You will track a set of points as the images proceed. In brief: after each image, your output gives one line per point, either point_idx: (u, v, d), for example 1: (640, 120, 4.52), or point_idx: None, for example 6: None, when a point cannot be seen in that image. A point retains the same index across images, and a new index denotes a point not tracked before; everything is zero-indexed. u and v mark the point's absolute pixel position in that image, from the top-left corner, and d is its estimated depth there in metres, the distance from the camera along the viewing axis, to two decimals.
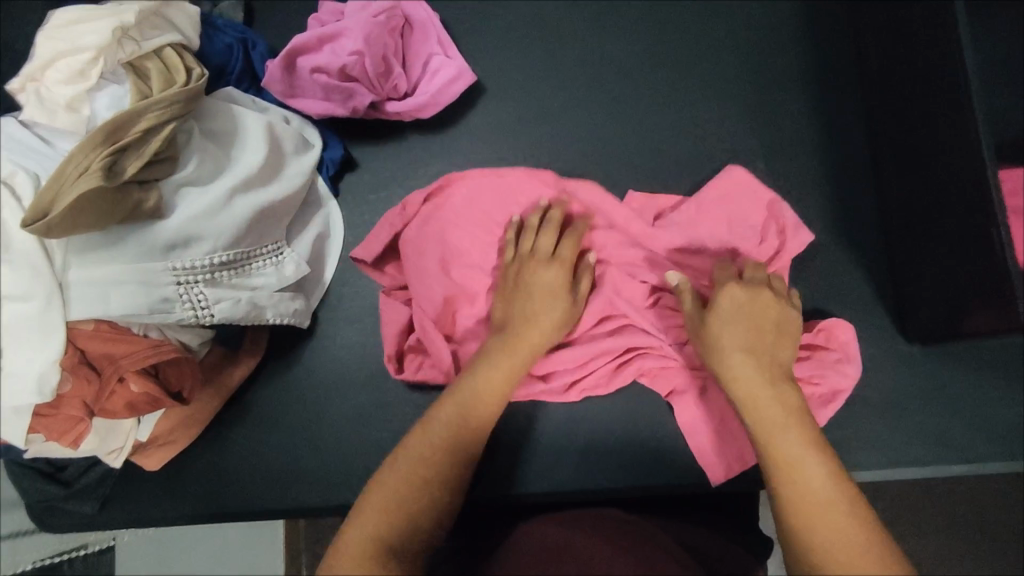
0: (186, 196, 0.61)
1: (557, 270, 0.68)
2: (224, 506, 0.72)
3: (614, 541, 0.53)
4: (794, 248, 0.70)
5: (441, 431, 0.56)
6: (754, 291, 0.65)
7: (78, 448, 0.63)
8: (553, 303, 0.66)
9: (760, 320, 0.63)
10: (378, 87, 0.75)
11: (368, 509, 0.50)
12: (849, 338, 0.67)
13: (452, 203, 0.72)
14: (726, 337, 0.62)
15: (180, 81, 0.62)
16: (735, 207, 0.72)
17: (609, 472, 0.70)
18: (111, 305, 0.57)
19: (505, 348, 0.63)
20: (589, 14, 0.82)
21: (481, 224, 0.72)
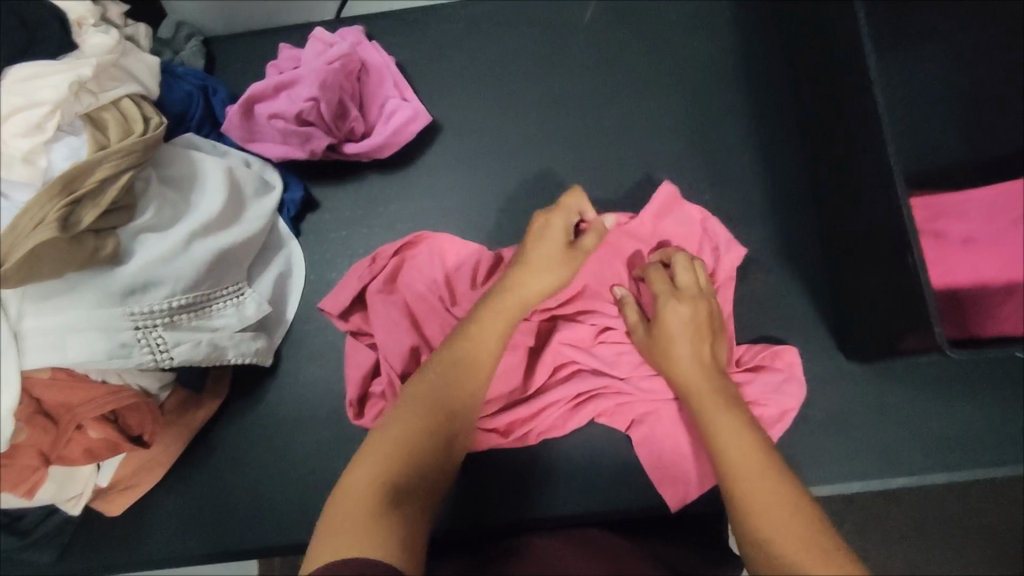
0: (145, 241, 0.62)
1: (556, 219, 0.70)
2: (187, 548, 0.71)
3: (578, 548, 0.58)
4: (728, 265, 0.74)
5: (433, 398, 0.59)
6: (694, 304, 0.68)
7: (35, 497, 0.62)
8: (550, 250, 0.69)
9: (701, 329, 0.68)
10: (335, 131, 0.77)
11: (366, 465, 0.52)
12: (794, 361, 0.71)
13: (416, 262, 0.75)
14: (676, 347, 0.66)
15: (138, 131, 0.64)
16: (668, 231, 0.76)
17: (570, 499, 0.71)
18: (68, 353, 0.57)
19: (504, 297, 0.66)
20: (539, 56, 0.86)
21: (434, 283, 0.74)
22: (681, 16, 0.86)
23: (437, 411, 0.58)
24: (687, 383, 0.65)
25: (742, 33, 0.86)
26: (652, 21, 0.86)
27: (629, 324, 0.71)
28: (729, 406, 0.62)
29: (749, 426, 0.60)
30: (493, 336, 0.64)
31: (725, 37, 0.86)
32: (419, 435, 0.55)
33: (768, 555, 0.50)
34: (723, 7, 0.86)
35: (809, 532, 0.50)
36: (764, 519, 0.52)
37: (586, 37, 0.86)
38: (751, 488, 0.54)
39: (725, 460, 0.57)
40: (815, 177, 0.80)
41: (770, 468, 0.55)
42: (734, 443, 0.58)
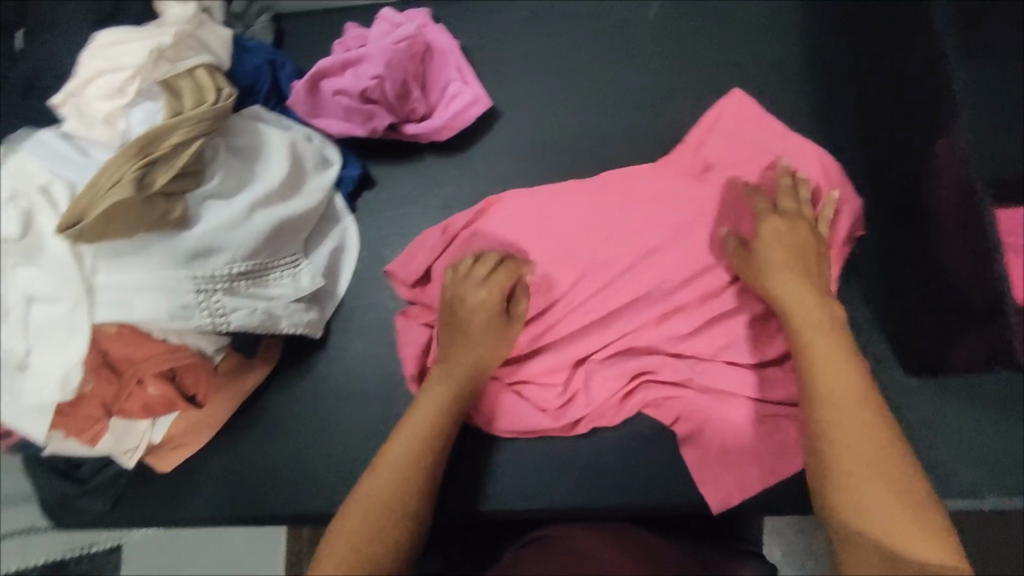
0: (211, 207, 0.64)
1: (489, 291, 0.70)
2: (231, 510, 0.73)
3: (620, 551, 0.60)
4: (848, 213, 0.73)
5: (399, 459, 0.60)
6: (795, 224, 0.67)
7: (95, 447, 0.64)
8: (488, 322, 0.69)
9: (804, 248, 0.66)
10: (398, 110, 0.78)
11: (338, 542, 0.53)
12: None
13: (493, 226, 0.75)
14: (773, 264, 0.65)
15: (210, 100, 0.65)
16: (793, 159, 0.74)
17: (607, 493, 0.71)
18: (134, 310, 0.59)
19: (448, 374, 0.67)
20: (605, 45, 0.85)
21: (534, 232, 0.75)
22: (751, 15, 0.84)
23: (404, 482, 0.59)
24: (785, 303, 0.63)
25: (817, 36, 0.83)
26: (721, 19, 0.84)
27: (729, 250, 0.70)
28: (831, 331, 0.60)
29: (849, 357, 0.58)
30: (446, 409, 0.65)
31: (796, 38, 0.83)
32: (388, 509, 0.56)
33: (846, 486, 0.50)
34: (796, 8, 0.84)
35: (896, 471, 0.50)
36: (853, 449, 0.52)
37: (652, 31, 0.85)
38: (844, 415, 0.54)
39: (814, 394, 0.56)
40: (875, 184, 0.77)
41: (864, 402, 0.54)
42: (835, 372, 0.57)
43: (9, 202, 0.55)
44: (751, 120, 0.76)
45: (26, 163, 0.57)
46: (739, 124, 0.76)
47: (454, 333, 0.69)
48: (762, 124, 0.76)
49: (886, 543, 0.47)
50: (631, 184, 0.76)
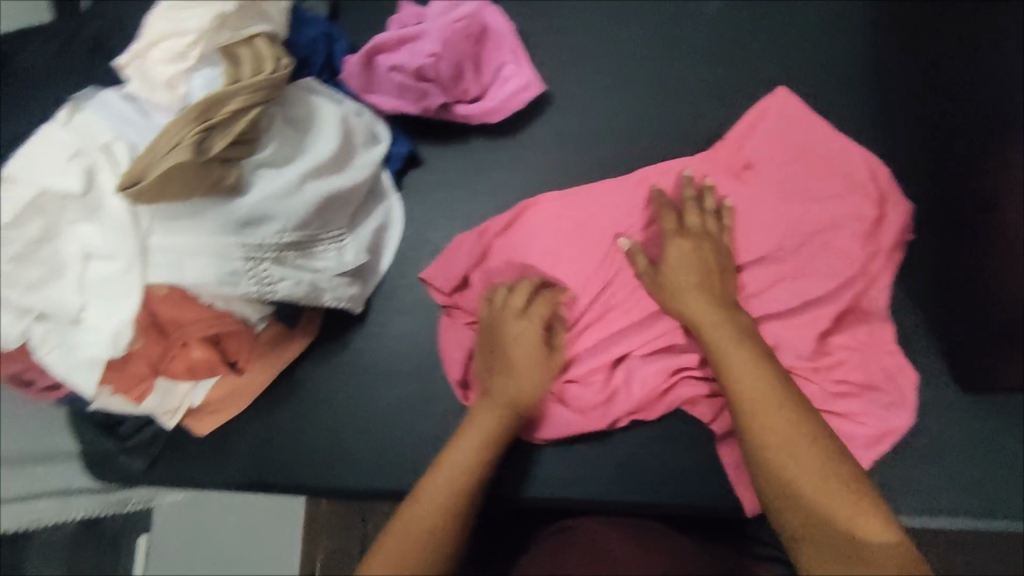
0: (263, 175, 0.65)
1: (526, 322, 0.69)
2: (264, 477, 0.74)
3: (654, 552, 0.59)
4: (896, 219, 0.73)
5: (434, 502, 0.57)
6: (698, 240, 0.69)
7: (140, 405, 0.66)
8: (527, 354, 0.68)
9: (708, 266, 0.68)
10: (450, 90, 0.78)
11: None
12: (912, 399, 0.68)
13: (533, 226, 0.75)
14: (683, 279, 0.67)
15: (269, 69, 0.64)
16: (835, 161, 0.74)
17: (642, 488, 0.70)
18: (185, 273, 0.60)
19: (488, 410, 0.65)
20: (662, 36, 0.83)
21: (573, 234, 0.74)
22: (814, 14, 0.82)
23: (440, 529, 0.56)
24: (700, 324, 0.64)
25: (881, 38, 0.81)
26: (783, 15, 0.82)
27: (638, 269, 0.71)
28: (742, 335, 0.62)
29: (760, 357, 0.59)
30: (482, 451, 0.62)
31: (859, 39, 0.81)
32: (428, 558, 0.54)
33: (785, 492, 0.51)
34: (859, 9, 0.82)
35: (824, 463, 0.51)
36: (782, 454, 0.53)
37: (710, 25, 0.83)
38: (763, 421, 0.55)
39: (741, 401, 0.57)
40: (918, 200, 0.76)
41: (781, 398, 0.56)
42: (751, 376, 0.58)
43: (73, 157, 0.56)
44: (794, 121, 0.76)
45: (90, 120, 0.58)
46: (786, 124, 0.76)
47: (493, 367, 0.68)
48: (811, 125, 0.75)
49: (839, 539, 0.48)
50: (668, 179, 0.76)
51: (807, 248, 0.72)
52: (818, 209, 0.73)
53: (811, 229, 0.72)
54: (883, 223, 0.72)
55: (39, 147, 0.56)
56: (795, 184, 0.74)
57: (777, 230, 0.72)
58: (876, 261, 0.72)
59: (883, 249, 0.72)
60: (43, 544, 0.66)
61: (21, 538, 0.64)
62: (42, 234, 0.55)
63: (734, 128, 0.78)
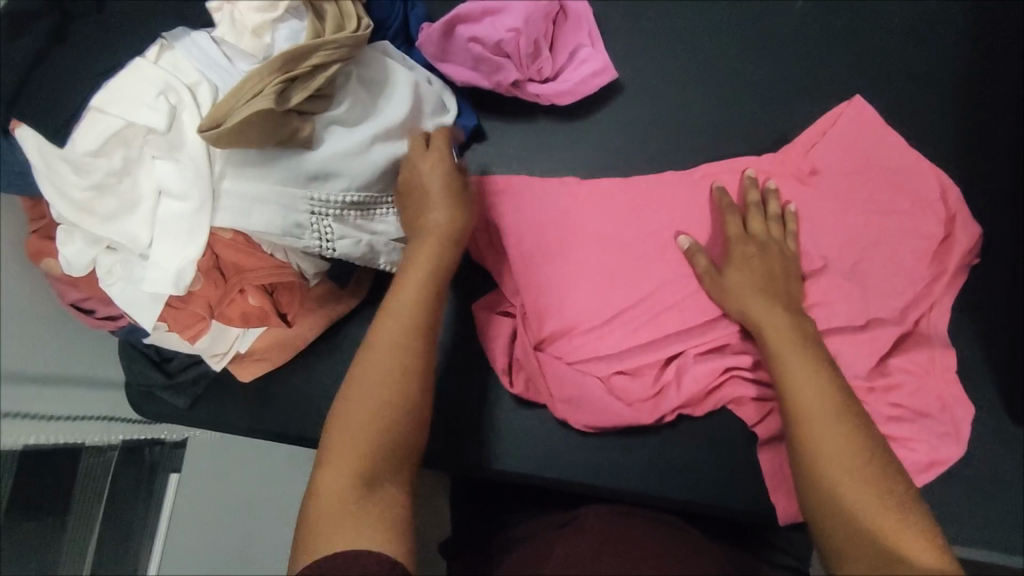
0: (334, 132, 0.65)
1: (432, 154, 0.68)
2: (303, 432, 0.76)
3: (671, 548, 0.59)
4: (964, 241, 0.72)
5: (385, 357, 0.56)
6: (765, 250, 0.69)
7: (194, 344, 0.67)
8: (437, 181, 0.66)
9: (771, 274, 0.68)
10: (525, 67, 0.78)
11: (334, 461, 0.51)
12: (965, 434, 0.68)
13: (590, 214, 0.75)
14: (741, 285, 0.67)
15: (351, 28, 0.65)
16: (902, 177, 0.74)
17: (681, 486, 0.70)
18: (252, 220, 0.61)
19: (420, 239, 0.64)
20: (740, 33, 0.82)
21: (633, 228, 0.74)
22: (905, 27, 0.80)
23: (393, 384, 0.55)
24: (762, 330, 0.64)
25: (971, 58, 0.78)
26: (873, 25, 0.80)
27: (699, 271, 0.71)
28: (801, 342, 0.62)
29: (822, 367, 0.59)
30: (428, 283, 0.61)
31: (949, 56, 0.79)
32: (389, 421, 0.53)
33: (834, 501, 0.51)
34: (952, 25, 0.79)
35: (881, 482, 0.51)
36: (835, 464, 0.52)
37: (796, 26, 0.81)
38: (822, 429, 0.54)
39: (798, 408, 0.57)
40: (999, 227, 0.74)
41: (839, 410, 0.56)
42: (810, 384, 0.58)
43: (160, 94, 0.56)
44: (863, 132, 0.75)
45: (179, 61, 0.59)
46: (858, 134, 0.75)
47: (410, 208, 0.66)
48: (884, 139, 0.75)
49: (892, 555, 0.46)
50: (729, 175, 0.75)
51: (870, 264, 0.71)
52: (884, 223, 0.72)
53: (878, 245, 0.72)
54: (951, 245, 0.72)
55: (128, 80, 0.57)
56: (857, 194, 0.74)
57: (841, 242, 0.72)
58: (936, 283, 0.72)
59: (947, 270, 0.72)
60: (89, 465, 0.70)
61: (68, 454, 0.66)
62: (123, 165, 0.57)
63: (802, 133, 0.77)
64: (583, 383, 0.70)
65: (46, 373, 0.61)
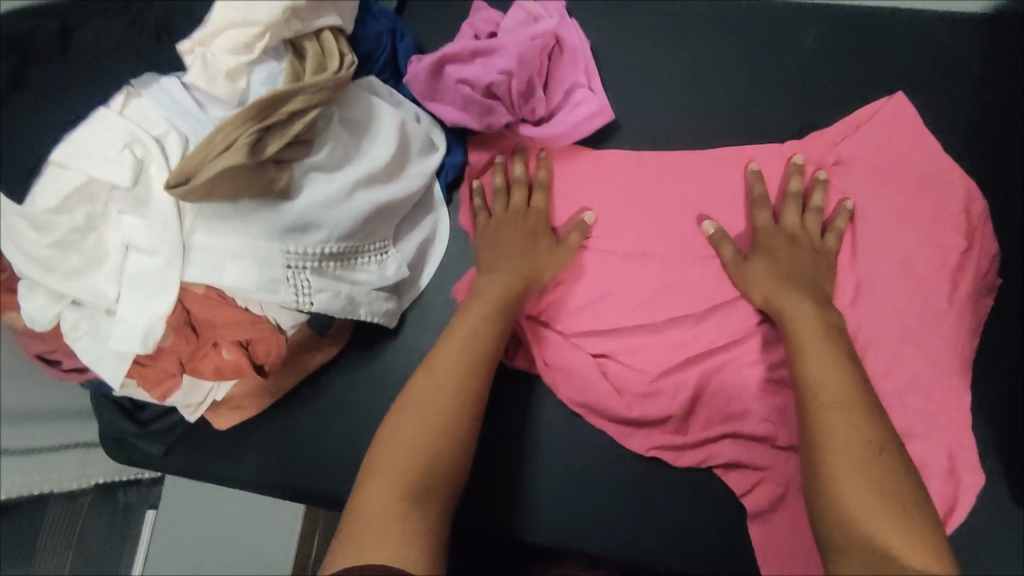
0: (313, 179, 0.62)
1: (528, 211, 0.74)
2: (278, 482, 0.73)
3: None
4: (980, 255, 0.71)
5: (444, 388, 0.61)
6: (796, 243, 0.70)
7: (164, 400, 0.65)
8: (535, 239, 0.73)
9: (801, 263, 0.69)
10: (517, 109, 0.74)
11: (384, 475, 0.55)
12: (968, 499, 0.66)
13: (613, 193, 0.76)
14: (759, 266, 0.69)
15: (332, 68, 0.61)
16: (927, 184, 0.72)
17: (670, 553, 0.67)
18: (224, 275, 0.58)
19: (500, 272, 0.70)
20: (744, 69, 0.78)
21: (657, 223, 0.75)
22: (918, 65, 0.76)
23: (447, 414, 0.59)
24: (787, 317, 0.65)
25: (987, 101, 0.75)
26: (883, 62, 0.76)
27: (723, 259, 0.71)
28: (827, 335, 0.63)
29: (846, 366, 0.60)
30: (492, 327, 0.66)
31: (963, 96, 0.75)
32: (442, 445, 0.57)
33: (837, 494, 0.53)
34: (966, 64, 0.76)
35: (888, 480, 0.53)
36: (842, 453, 0.54)
37: (802, 61, 0.78)
38: (837, 425, 0.56)
39: (817, 393, 0.59)
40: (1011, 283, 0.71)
41: (859, 408, 0.57)
42: (830, 374, 0.60)
43: (124, 147, 0.54)
44: (898, 127, 0.74)
45: (147, 109, 0.57)
46: (890, 131, 0.74)
47: (491, 246, 0.73)
48: (916, 140, 0.73)
49: (881, 550, 0.49)
50: (773, 163, 0.74)
51: (878, 267, 0.71)
52: (898, 229, 0.72)
53: (892, 249, 0.71)
54: (968, 259, 0.70)
55: (92, 132, 0.54)
56: (882, 190, 0.73)
57: (859, 238, 0.72)
58: (947, 338, 0.68)
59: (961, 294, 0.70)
60: (55, 516, 0.67)
61: (34, 505, 0.64)
62: (87, 221, 0.55)
63: (833, 124, 0.75)
64: (582, 369, 0.70)
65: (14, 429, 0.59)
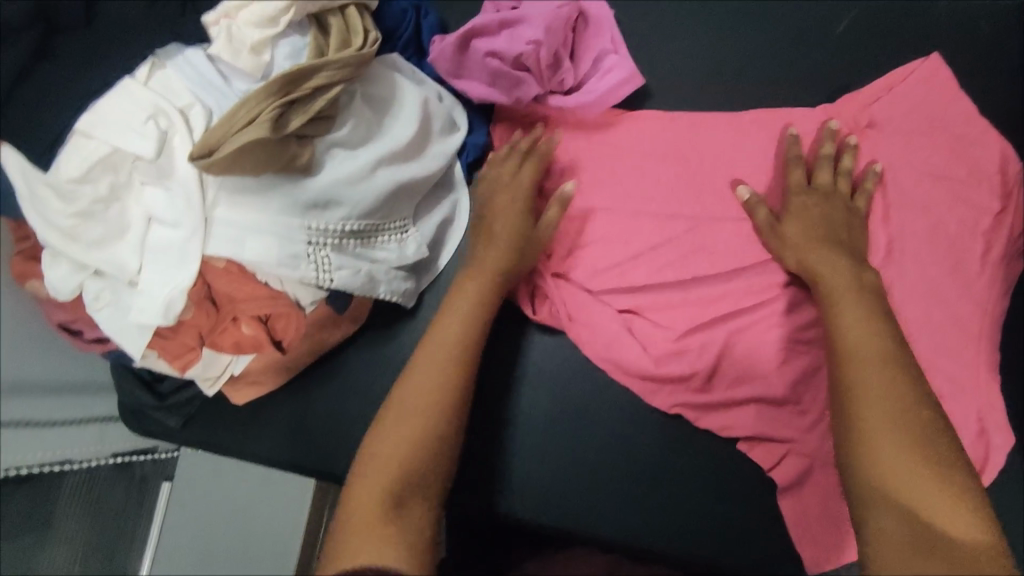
0: (335, 156, 0.61)
1: (517, 188, 0.70)
2: (294, 461, 0.75)
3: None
4: (1015, 218, 0.69)
5: (428, 382, 0.60)
6: (828, 202, 0.67)
7: (184, 373, 0.65)
8: (519, 217, 0.69)
9: (833, 224, 0.66)
10: (546, 80, 0.73)
11: (370, 474, 0.54)
12: (997, 460, 0.65)
13: (641, 149, 0.74)
14: (792, 229, 0.66)
15: (355, 45, 0.61)
16: (962, 153, 0.70)
17: (690, 534, 0.67)
18: (245, 250, 0.58)
19: (492, 244, 0.68)
20: (770, 43, 0.76)
21: (689, 181, 0.72)
22: (950, 36, 0.74)
23: (431, 409, 0.58)
24: (821, 278, 0.62)
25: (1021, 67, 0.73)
26: (912, 34, 0.74)
27: (758, 223, 0.68)
28: (864, 295, 0.60)
29: (881, 326, 0.58)
30: (475, 316, 0.64)
31: (995, 67, 0.73)
32: (427, 442, 0.57)
33: (868, 451, 0.51)
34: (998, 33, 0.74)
35: (917, 434, 0.50)
36: (874, 413, 0.52)
37: (828, 36, 0.76)
38: (866, 381, 0.54)
39: (853, 353, 0.57)
40: None
41: (895, 367, 0.55)
42: (863, 335, 0.57)
43: (148, 119, 0.53)
44: (932, 91, 0.71)
45: (172, 81, 0.56)
46: (925, 94, 0.71)
47: (482, 230, 0.70)
48: (951, 101, 0.71)
49: (910, 509, 0.47)
50: (804, 129, 0.72)
51: (913, 230, 0.68)
52: (933, 193, 0.69)
53: (928, 213, 0.69)
54: (1003, 222, 0.69)
55: (116, 102, 0.54)
56: (914, 154, 0.71)
57: (893, 199, 0.69)
58: (980, 305, 0.67)
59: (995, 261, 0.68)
60: (75, 486, 0.69)
61: (51, 479, 0.65)
62: (110, 192, 0.55)
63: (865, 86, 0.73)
64: (609, 324, 0.70)
65: (24, 400, 0.62)
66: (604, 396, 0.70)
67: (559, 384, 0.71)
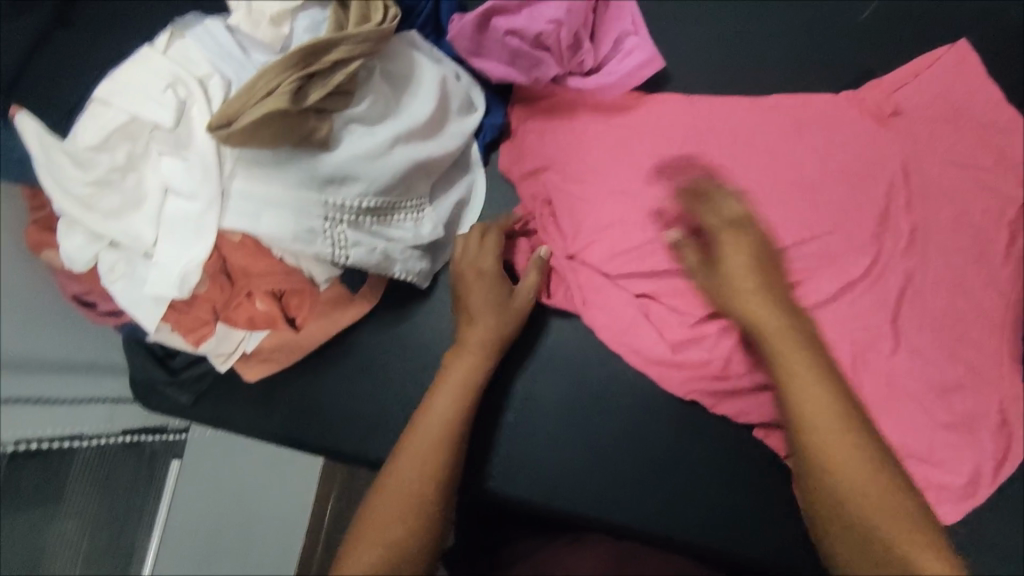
0: (353, 132, 0.60)
1: (489, 264, 0.68)
2: (302, 440, 0.75)
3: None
4: None
5: (424, 443, 0.60)
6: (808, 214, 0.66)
7: (197, 348, 0.65)
8: (494, 292, 0.67)
9: (763, 263, 0.63)
10: (565, 61, 0.73)
11: (363, 543, 0.54)
12: (1018, 450, 0.66)
13: (661, 128, 0.70)
14: (733, 265, 0.62)
15: (376, 20, 0.60)
16: (983, 143, 0.70)
17: (706, 517, 0.68)
18: (262, 224, 0.57)
19: (473, 319, 0.66)
20: (793, 27, 0.75)
21: (711, 162, 0.68)
22: (975, 23, 0.73)
23: (425, 472, 0.59)
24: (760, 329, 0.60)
25: None
26: (936, 20, 0.73)
27: (688, 266, 0.66)
28: (811, 352, 0.59)
29: (831, 381, 0.57)
30: (472, 373, 0.65)
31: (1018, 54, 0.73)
32: (422, 508, 0.57)
33: (852, 522, 0.51)
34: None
35: (892, 498, 0.51)
36: (847, 484, 0.52)
37: (853, 20, 0.74)
38: (834, 451, 0.54)
39: (807, 422, 0.55)
40: None
41: (854, 428, 0.55)
42: (818, 395, 0.56)
43: (167, 88, 0.53)
44: (956, 80, 0.70)
45: (190, 51, 0.55)
46: (951, 81, 0.70)
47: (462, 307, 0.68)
48: (978, 89, 0.70)
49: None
50: (829, 113, 0.70)
51: (935, 218, 0.67)
52: (955, 180, 0.69)
53: (952, 201, 0.68)
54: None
55: (135, 72, 0.53)
56: (940, 141, 0.69)
57: (917, 187, 0.68)
58: (999, 294, 0.67)
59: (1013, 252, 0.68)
60: (85, 461, 0.68)
61: (61, 455, 0.64)
62: (127, 161, 0.54)
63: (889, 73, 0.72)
64: (625, 310, 0.68)
65: (29, 376, 0.58)
66: (621, 383, 0.70)
67: (573, 373, 0.71)
